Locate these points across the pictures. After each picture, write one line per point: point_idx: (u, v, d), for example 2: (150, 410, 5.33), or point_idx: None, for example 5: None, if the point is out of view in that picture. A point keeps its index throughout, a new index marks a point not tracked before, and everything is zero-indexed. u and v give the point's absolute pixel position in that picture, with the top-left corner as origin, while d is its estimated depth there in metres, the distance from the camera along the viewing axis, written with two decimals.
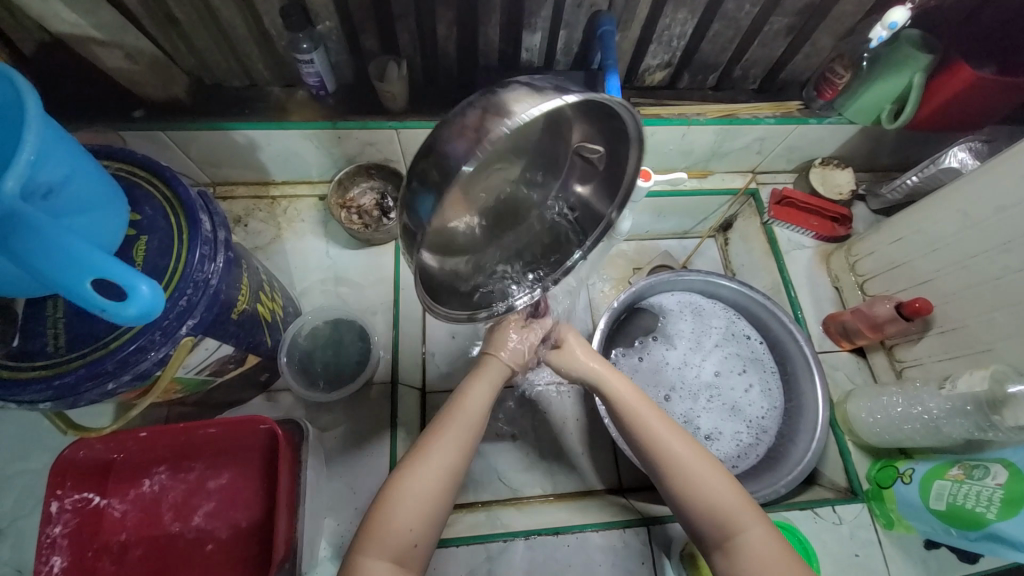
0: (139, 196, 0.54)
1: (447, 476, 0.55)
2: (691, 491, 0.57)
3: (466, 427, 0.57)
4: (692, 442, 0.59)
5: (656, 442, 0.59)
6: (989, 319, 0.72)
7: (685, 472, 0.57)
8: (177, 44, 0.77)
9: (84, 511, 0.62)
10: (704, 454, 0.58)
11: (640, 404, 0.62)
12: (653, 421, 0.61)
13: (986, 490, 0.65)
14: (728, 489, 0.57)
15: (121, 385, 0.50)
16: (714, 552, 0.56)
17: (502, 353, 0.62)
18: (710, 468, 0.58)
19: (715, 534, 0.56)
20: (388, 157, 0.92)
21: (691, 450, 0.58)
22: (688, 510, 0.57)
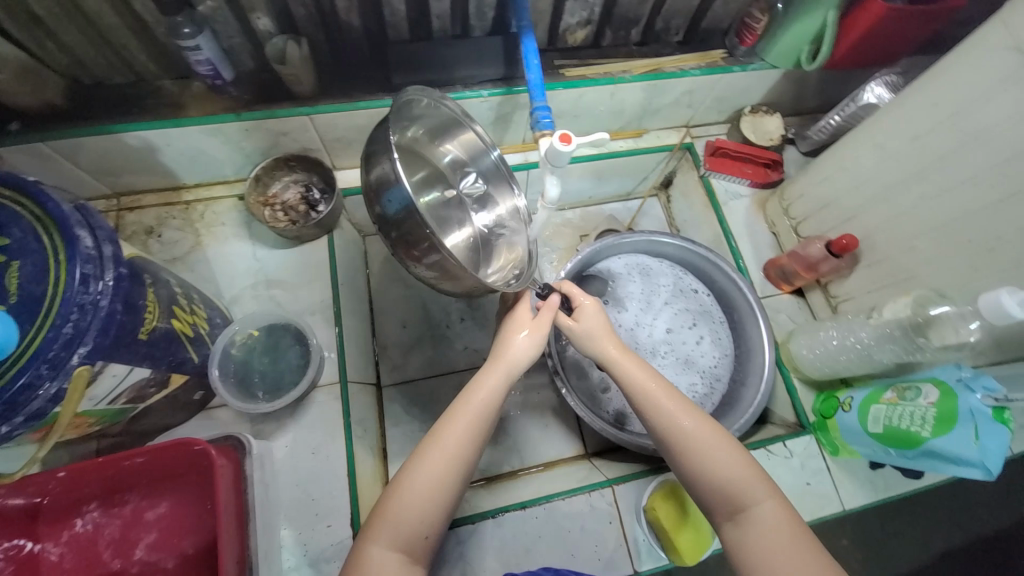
0: (4, 217, 0.48)
1: (459, 460, 0.54)
2: (701, 469, 0.56)
3: (479, 413, 0.57)
4: (710, 425, 0.58)
5: (669, 420, 0.58)
6: (911, 247, 0.75)
7: (698, 451, 0.57)
8: (44, 42, 0.69)
9: (17, 558, 0.57)
10: (722, 437, 0.57)
11: (655, 383, 0.61)
12: (666, 399, 0.59)
13: (920, 410, 0.66)
14: (745, 459, 0.56)
15: (16, 427, 0.45)
16: (723, 526, 0.56)
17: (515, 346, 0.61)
18: (726, 448, 0.57)
19: (726, 508, 0.55)
20: (306, 146, 0.86)
21: (709, 430, 0.58)
22: (700, 486, 0.56)
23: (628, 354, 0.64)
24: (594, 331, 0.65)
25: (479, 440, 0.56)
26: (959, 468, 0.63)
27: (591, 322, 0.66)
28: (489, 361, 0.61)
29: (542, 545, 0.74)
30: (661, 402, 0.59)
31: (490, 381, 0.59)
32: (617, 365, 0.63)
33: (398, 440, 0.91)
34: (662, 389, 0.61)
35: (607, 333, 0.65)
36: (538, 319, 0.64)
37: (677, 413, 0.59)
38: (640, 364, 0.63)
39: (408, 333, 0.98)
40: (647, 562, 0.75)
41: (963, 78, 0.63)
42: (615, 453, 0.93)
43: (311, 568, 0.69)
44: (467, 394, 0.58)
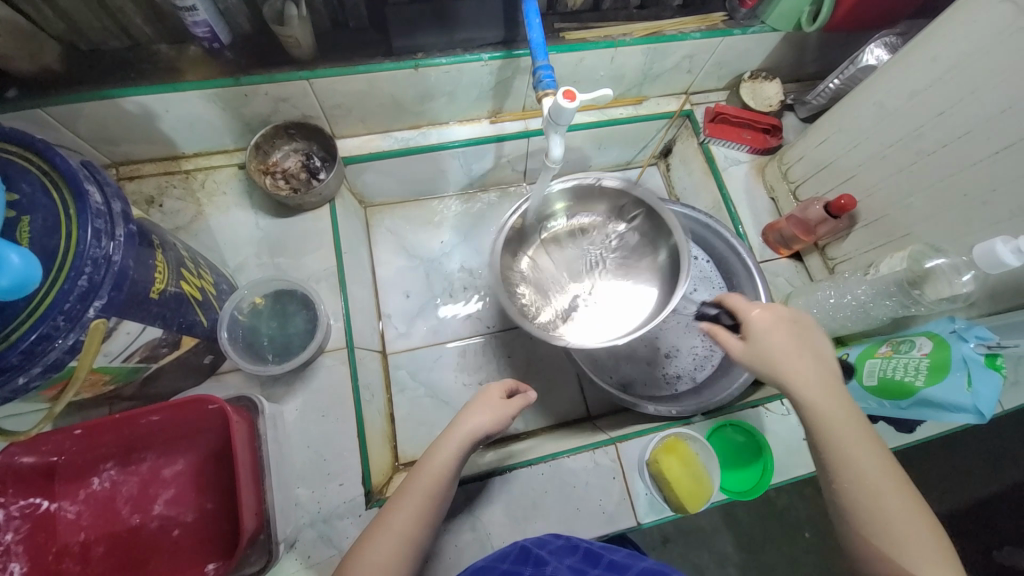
0: (10, 172, 0.48)
1: (406, 543, 0.56)
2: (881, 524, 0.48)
3: (427, 494, 0.58)
4: (902, 482, 0.50)
5: (854, 475, 0.50)
6: (907, 204, 0.76)
7: (892, 520, 0.48)
8: (39, 6, 0.67)
9: (34, 516, 0.58)
10: (921, 512, 0.48)
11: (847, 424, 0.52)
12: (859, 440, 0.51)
13: (913, 361, 0.68)
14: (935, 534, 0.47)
15: (34, 378, 0.46)
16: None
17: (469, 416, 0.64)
18: (924, 530, 0.47)
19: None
20: (305, 113, 0.86)
21: (899, 490, 0.49)
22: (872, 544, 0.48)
23: (820, 382, 0.54)
24: (776, 356, 0.56)
25: (427, 525, 0.57)
26: (951, 414, 0.65)
27: (773, 341, 0.56)
28: (445, 432, 0.63)
29: (549, 499, 0.77)
30: (859, 458, 0.50)
31: (439, 459, 0.60)
32: (800, 393, 0.54)
33: (405, 405, 0.92)
34: (859, 437, 0.51)
35: (798, 357, 0.55)
36: (506, 402, 0.66)
37: (874, 473, 0.50)
38: (836, 401, 0.53)
39: (412, 302, 1.00)
40: (650, 514, 0.77)
41: (963, 31, 0.63)
42: (617, 415, 0.95)
43: (326, 524, 0.71)
44: (422, 465, 0.60)
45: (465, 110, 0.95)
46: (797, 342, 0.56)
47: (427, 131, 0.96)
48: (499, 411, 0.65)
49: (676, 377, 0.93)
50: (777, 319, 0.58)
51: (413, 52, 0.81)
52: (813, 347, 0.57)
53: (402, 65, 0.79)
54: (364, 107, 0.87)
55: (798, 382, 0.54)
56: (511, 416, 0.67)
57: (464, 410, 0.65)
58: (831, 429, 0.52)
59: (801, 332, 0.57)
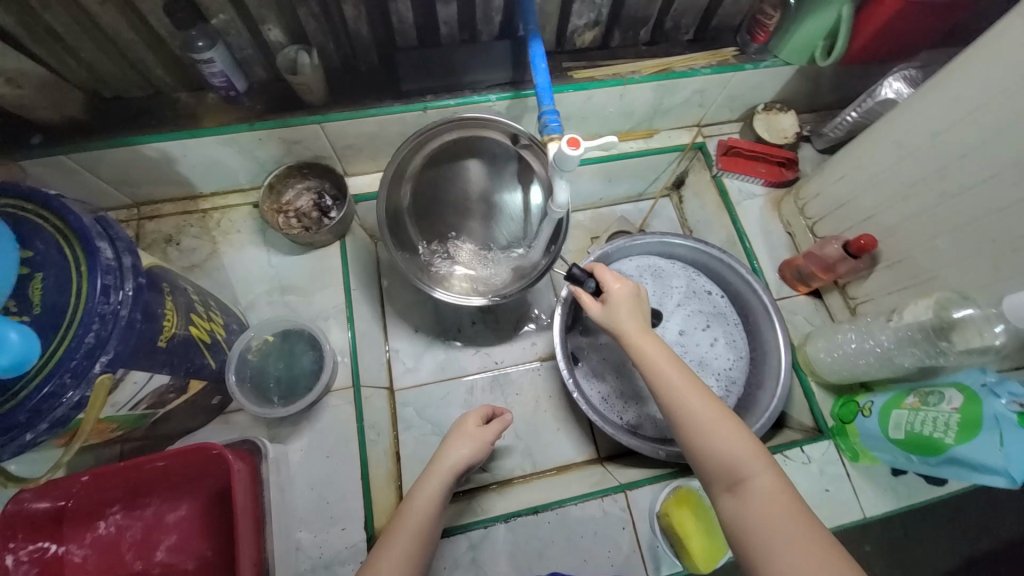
0: (27, 229, 0.49)
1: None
2: (702, 437, 0.55)
3: (413, 532, 0.58)
4: (715, 400, 0.58)
5: (675, 400, 0.58)
6: (932, 246, 0.72)
7: (709, 431, 0.55)
8: (64, 58, 0.71)
9: (42, 560, 0.58)
10: (727, 415, 0.57)
11: (665, 357, 0.61)
12: (672, 369, 0.60)
13: (942, 415, 0.64)
14: (740, 433, 0.55)
15: (40, 434, 0.46)
16: (721, 497, 0.54)
17: (451, 447, 0.67)
18: (733, 429, 0.55)
19: (724, 477, 0.54)
20: (317, 153, 0.88)
21: (712, 405, 0.57)
22: (700, 456, 0.55)
23: (646, 331, 0.64)
24: (621, 313, 0.66)
25: (417, 566, 0.57)
26: (981, 476, 0.61)
27: (616, 297, 0.67)
28: (427, 467, 0.65)
29: (555, 549, 0.74)
30: (675, 385, 0.58)
31: (425, 496, 0.61)
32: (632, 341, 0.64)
33: (411, 443, 0.91)
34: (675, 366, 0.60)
35: (631, 310, 0.66)
36: (484, 428, 0.70)
37: (693, 399, 0.57)
38: (655, 340, 0.63)
39: (419, 336, 0.99)
40: (664, 568, 0.74)
41: (984, 73, 0.61)
42: (627, 457, 0.92)
43: (327, 570, 0.69)
44: (408, 505, 0.60)
45: None
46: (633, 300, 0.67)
47: None
48: (481, 436, 0.69)
49: None
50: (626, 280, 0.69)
51: (422, 94, 0.82)
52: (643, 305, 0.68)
53: (411, 107, 0.81)
54: (375, 146, 0.89)
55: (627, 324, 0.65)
56: (491, 442, 0.70)
57: (446, 441, 0.68)
58: (655, 363, 0.60)
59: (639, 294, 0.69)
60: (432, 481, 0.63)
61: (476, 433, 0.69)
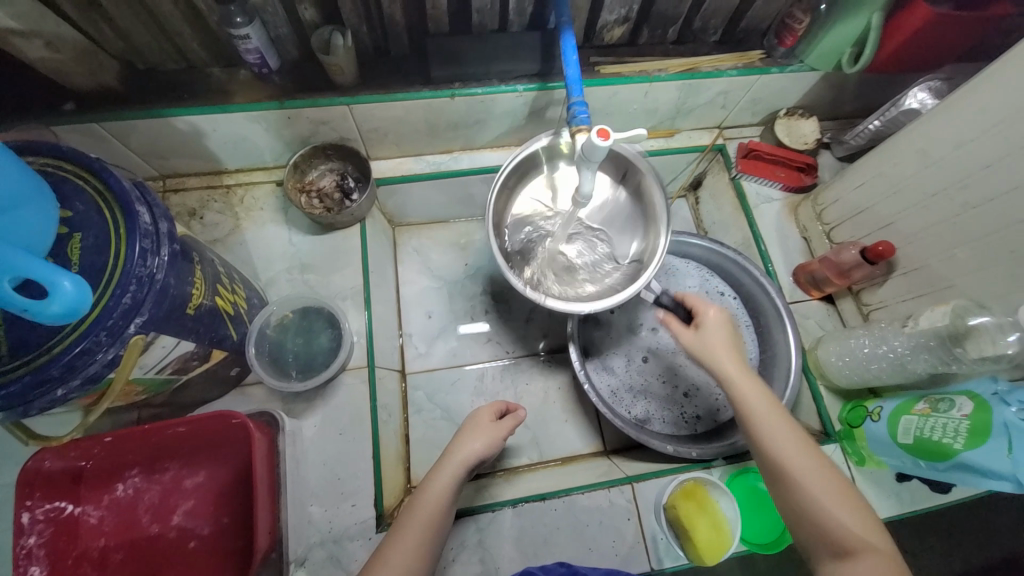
0: (67, 190, 0.50)
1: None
2: (803, 495, 0.54)
3: (427, 521, 0.58)
4: (822, 458, 0.56)
5: (777, 453, 0.56)
6: (950, 256, 0.73)
7: (814, 490, 0.53)
8: (102, 27, 0.71)
9: (58, 520, 0.59)
10: (838, 479, 0.54)
11: (768, 405, 0.60)
12: (775, 418, 0.58)
13: (952, 421, 0.65)
14: (849, 497, 0.53)
15: (72, 390, 0.47)
16: (823, 561, 0.51)
17: (467, 438, 0.67)
18: (839, 491, 0.53)
19: (827, 541, 0.51)
20: (343, 135, 0.88)
21: (817, 461, 0.55)
22: (800, 514, 0.54)
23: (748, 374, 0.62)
24: (718, 352, 0.64)
25: (426, 557, 0.57)
26: (988, 482, 0.62)
27: (713, 336, 0.66)
28: (441, 459, 0.64)
29: (561, 536, 0.75)
30: (780, 438, 0.57)
31: (439, 486, 0.61)
32: (729, 383, 0.62)
33: (420, 427, 0.93)
34: (779, 418, 0.59)
35: (729, 353, 0.65)
36: (498, 424, 0.70)
37: (796, 453, 0.56)
38: (758, 388, 0.61)
39: (433, 322, 1.00)
40: (667, 560, 0.75)
41: (1013, 86, 0.61)
42: (633, 451, 0.93)
43: (336, 545, 0.71)
44: (422, 495, 0.60)
45: (497, 136, 0.96)
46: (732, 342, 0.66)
47: (458, 156, 0.98)
48: (493, 431, 0.68)
49: (696, 418, 0.91)
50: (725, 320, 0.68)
51: (451, 81, 0.83)
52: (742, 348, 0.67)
53: (439, 94, 0.81)
54: (400, 131, 0.89)
55: (724, 366, 0.63)
56: (503, 437, 0.70)
57: (461, 436, 0.68)
58: (757, 410, 0.59)
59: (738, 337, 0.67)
60: (445, 471, 0.62)
61: (491, 426, 0.69)
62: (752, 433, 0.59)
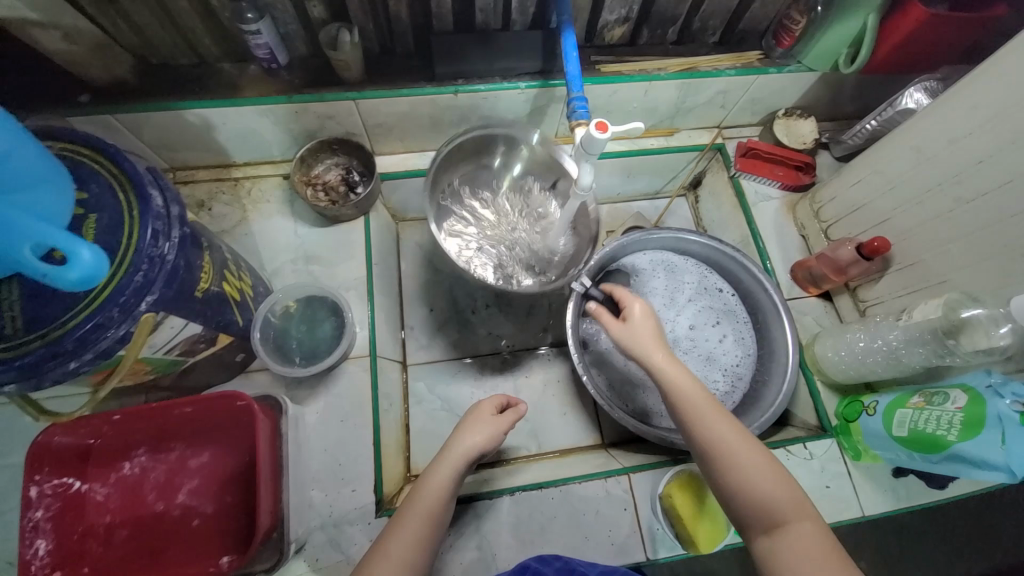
0: (83, 173, 0.52)
1: (406, 568, 0.55)
2: (736, 478, 0.55)
3: (425, 515, 0.58)
4: (747, 438, 0.57)
5: (707, 437, 0.57)
6: (944, 251, 0.74)
7: (746, 473, 0.55)
8: (118, 23, 0.74)
9: (65, 495, 0.61)
10: (766, 456, 0.56)
11: (696, 393, 0.60)
12: (703, 406, 0.59)
13: (946, 414, 0.66)
14: (775, 473, 0.55)
15: (84, 364, 0.49)
16: (757, 537, 0.54)
17: (468, 431, 0.66)
18: (767, 469, 0.55)
19: (760, 517, 0.53)
20: (348, 130, 0.90)
21: (744, 443, 0.56)
22: (733, 495, 0.55)
23: (678, 363, 0.62)
24: (646, 341, 0.64)
25: (426, 548, 0.57)
26: (983, 474, 0.62)
27: (640, 326, 0.65)
28: (441, 453, 0.63)
29: (557, 524, 0.76)
30: (709, 424, 0.57)
31: (438, 481, 0.60)
32: (658, 372, 0.62)
33: (421, 417, 0.94)
34: (711, 406, 0.59)
35: (655, 341, 0.64)
36: (498, 418, 0.69)
37: (727, 438, 0.56)
38: (686, 376, 0.61)
39: (434, 315, 1.02)
40: (662, 550, 0.76)
41: (1002, 83, 0.63)
42: (631, 444, 0.94)
43: (335, 528, 0.72)
44: (421, 490, 0.60)
45: None
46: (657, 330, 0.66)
47: None
48: (494, 425, 0.67)
49: None
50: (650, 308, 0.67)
51: (454, 78, 0.85)
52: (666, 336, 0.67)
53: (443, 90, 0.83)
54: (404, 127, 0.92)
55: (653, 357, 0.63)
56: (504, 432, 0.69)
57: (461, 428, 0.66)
58: (693, 399, 0.59)
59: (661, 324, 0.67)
60: (445, 466, 0.62)
61: (489, 419, 0.68)
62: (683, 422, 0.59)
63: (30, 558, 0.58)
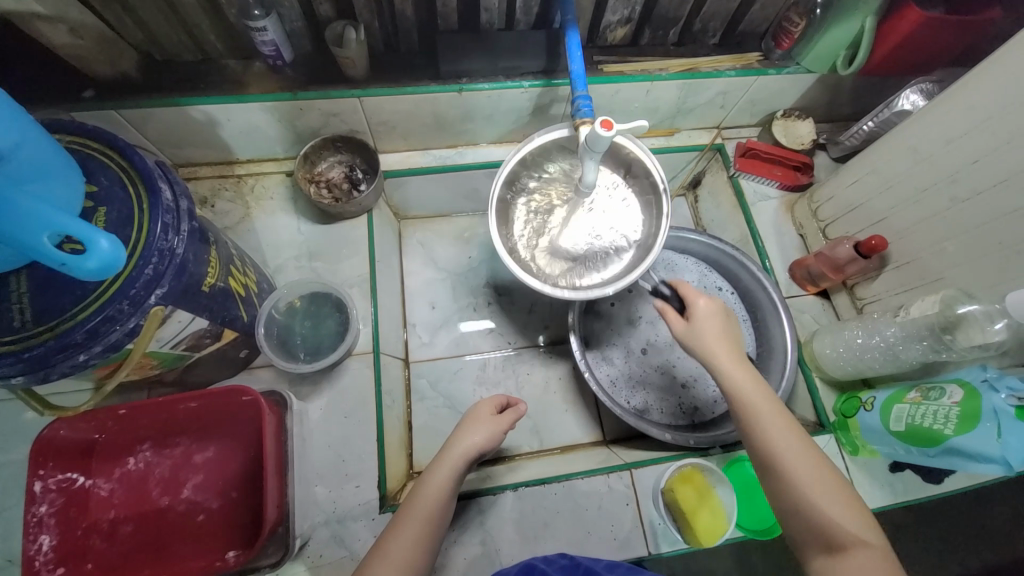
0: (92, 166, 0.52)
1: (408, 569, 0.54)
2: (796, 491, 0.53)
3: (427, 513, 0.58)
4: (816, 453, 0.55)
5: (770, 444, 0.56)
6: (940, 249, 0.75)
7: (809, 486, 0.53)
8: (124, 19, 0.74)
9: (69, 490, 0.61)
10: (832, 475, 0.54)
11: (763, 400, 0.59)
12: (769, 412, 0.58)
13: (943, 409, 0.67)
14: (843, 494, 0.53)
15: (92, 357, 0.49)
16: (813, 556, 0.52)
17: (470, 431, 0.66)
18: (831, 487, 0.53)
19: (819, 536, 0.51)
20: (352, 127, 0.91)
21: (810, 456, 0.55)
22: (791, 509, 0.54)
23: (744, 367, 0.63)
24: (707, 342, 0.65)
25: (428, 547, 0.57)
26: (980, 466, 0.63)
27: (706, 326, 0.66)
28: (440, 453, 0.63)
29: (560, 519, 0.76)
30: (776, 434, 0.56)
31: (439, 479, 0.60)
32: (722, 373, 0.63)
33: (423, 414, 0.94)
34: (778, 416, 0.58)
35: (723, 343, 0.64)
36: (498, 418, 0.69)
37: (792, 449, 0.55)
38: (753, 381, 0.61)
39: (436, 313, 1.02)
40: (664, 545, 0.76)
41: (997, 85, 0.64)
42: (633, 441, 0.95)
43: (339, 524, 0.72)
44: (421, 489, 0.60)
45: (502, 132, 0.99)
46: (726, 332, 0.66)
47: (463, 151, 1.01)
48: (494, 424, 0.67)
49: (694, 409, 0.92)
50: (718, 309, 0.68)
51: (458, 77, 0.85)
52: (737, 340, 0.66)
53: (447, 88, 0.84)
54: (408, 125, 0.92)
55: (718, 359, 0.63)
56: (504, 431, 0.69)
57: (460, 427, 0.67)
58: (758, 405, 0.59)
59: (732, 328, 0.67)
60: (445, 465, 0.62)
61: (489, 420, 0.68)
62: (748, 426, 0.59)
63: (34, 553, 0.56)
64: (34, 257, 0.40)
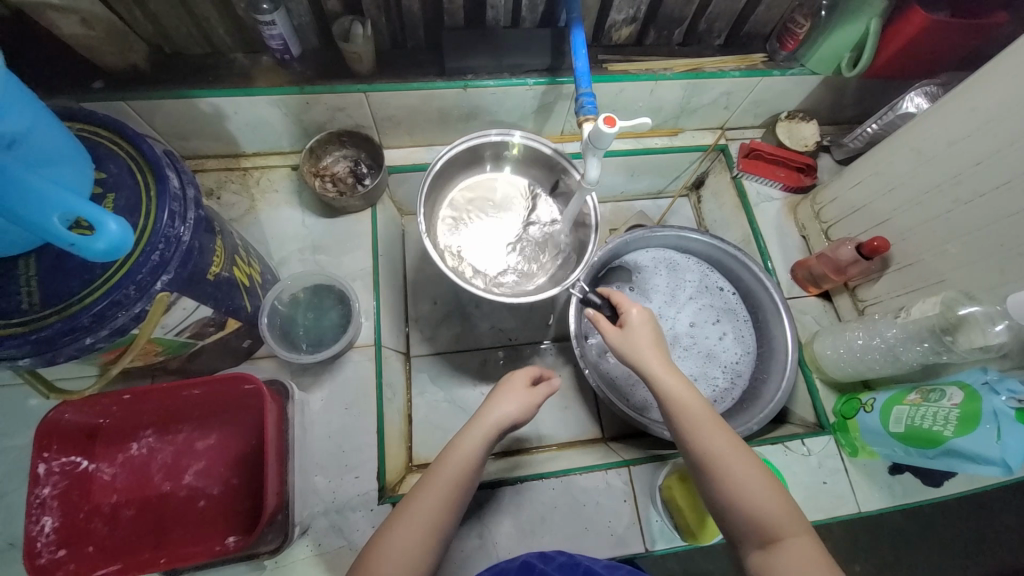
0: (102, 154, 0.53)
1: (431, 531, 0.55)
2: (729, 488, 0.54)
3: (452, 479, 0.58)
4: (746, 451, 0.56)
5: (704, 445, 0.57)
6: (943, 251, 0.75)
7: (744, 484, 0.54)
8: (135, 12, 0.75)
9: (72, 474, 0.62)
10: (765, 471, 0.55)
11: (696, 403, 0.59)
12: (702, 415, 0.58)
13: (943, 410, 0.67)
14: (774, 489, 0.54)
15: (98, 340, 0.50)
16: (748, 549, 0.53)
17: (505, 400, 0.65)
18: (763, 483, 0.54)
19: (754, 533, 0.52)
20: (358, 122, 0.92)
21: (739, 453, 0.56)
22: (726, 507, 0.54)
23: (674, 373, 0.62)
24: (642, 349, 0.64)
25: (453, 512, 0.57)
26: (980, 467, 0.63)
27: (639, 334, 0.65)
28: (471, 421, 0.63)
29: (558, 514, 0.77)
30: (708, 434, 0.57)
31: (467, 446, 0.60)
32: (655, 379, 0.62)
33: (423, 408, 0.95)
34: (708, 417, 0.58)
35: (655, 348, 0.64)
36: (533, 391, 0.68)
37: (723, 450, 0.56)
38: (684, 383, 0.61)
39: (438, 308, 1.03)
40: (660, 541, 0.77)
41: (1001, 87, 0.64)
42: (632, 438, 0.95)
43: (338, 514, 0.72)
44: (446, 456, 0.59)
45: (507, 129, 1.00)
46: (658, 338, 0.65)
47: None
48: (528, 397, 0.67)
49: None
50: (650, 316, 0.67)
51: (463, 73, 0.86)
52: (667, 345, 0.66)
53: (452, 84, 0.85)
54: (413, 120, 0.93)
55: (649, 365, 0.62)
56: (537, 404, 0.68)
57: (495, 396, 0.66)
58: (692, 411, 0.58)
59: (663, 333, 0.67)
60: (476, 434, 0.61)
61: (527, 393, 0.67)
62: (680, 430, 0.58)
63: (36, 534, 0.58)
64: (45, 239, 0.41)
